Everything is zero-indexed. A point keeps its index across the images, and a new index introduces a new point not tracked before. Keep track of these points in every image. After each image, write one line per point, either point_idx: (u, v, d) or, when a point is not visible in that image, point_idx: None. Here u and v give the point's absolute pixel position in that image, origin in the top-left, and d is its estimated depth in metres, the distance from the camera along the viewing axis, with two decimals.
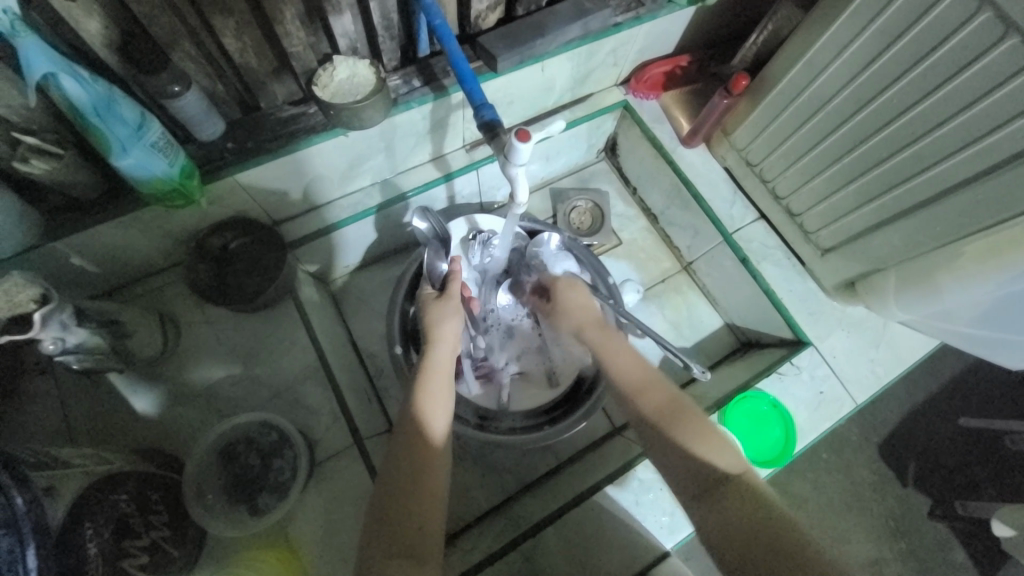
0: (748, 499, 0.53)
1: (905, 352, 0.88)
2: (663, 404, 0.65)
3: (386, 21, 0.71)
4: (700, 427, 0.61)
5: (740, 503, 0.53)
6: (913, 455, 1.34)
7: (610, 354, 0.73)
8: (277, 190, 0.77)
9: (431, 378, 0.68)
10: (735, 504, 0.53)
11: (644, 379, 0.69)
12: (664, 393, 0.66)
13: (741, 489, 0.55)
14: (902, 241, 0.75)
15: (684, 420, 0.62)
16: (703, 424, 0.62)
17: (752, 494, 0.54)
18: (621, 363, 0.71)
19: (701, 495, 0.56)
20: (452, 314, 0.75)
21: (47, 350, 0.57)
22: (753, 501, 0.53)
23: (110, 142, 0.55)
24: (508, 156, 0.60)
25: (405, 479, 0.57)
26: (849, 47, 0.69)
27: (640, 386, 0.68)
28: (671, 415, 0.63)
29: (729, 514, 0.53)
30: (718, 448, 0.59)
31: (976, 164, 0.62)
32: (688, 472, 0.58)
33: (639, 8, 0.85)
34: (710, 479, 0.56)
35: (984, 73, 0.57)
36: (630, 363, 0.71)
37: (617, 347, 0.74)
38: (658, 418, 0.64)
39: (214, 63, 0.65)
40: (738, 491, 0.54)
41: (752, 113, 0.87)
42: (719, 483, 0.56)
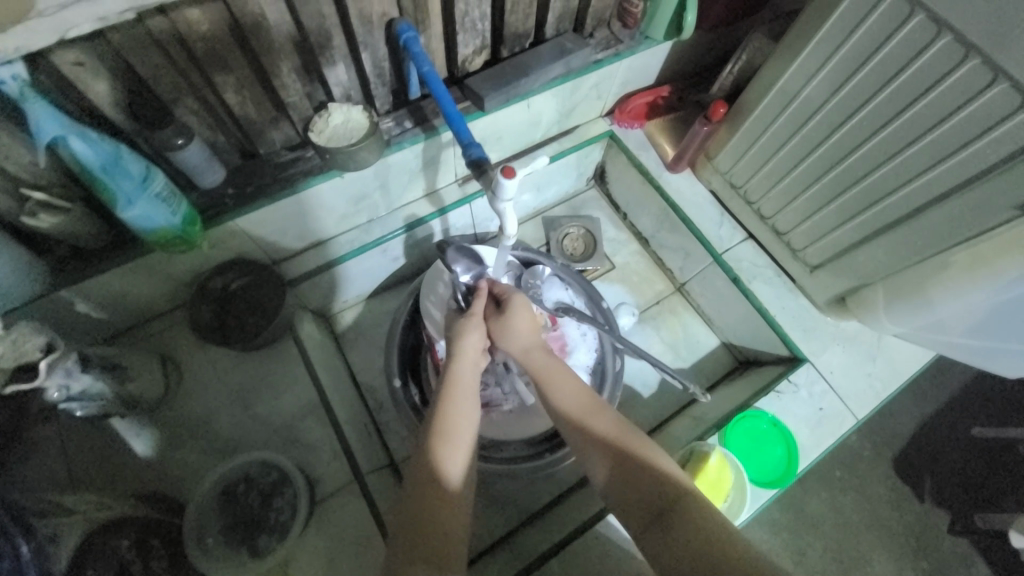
0: (698, 531, 0.50)
1: (900, 365, 0.88)
2: (611, 431, 0.62)
3: (377, 69, 0.75)
4: (648, 455, 0.58)
5: (687, 528, 0.50)
6: (926, 467, 1.32)
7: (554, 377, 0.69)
8: (278, 231, 0.80)
9: (455, 394, 0.64)
10: (686, 535, 0.50)
11: (591, 403, 0.65)
12: (609, 418, 0.63)
13: (694, 517, 0.51)
14: (886, 255, 0.77)
15: (632, 449, 0.59)
16: (651, 452, 0.59)
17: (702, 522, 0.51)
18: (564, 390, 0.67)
19: (652, 521, 0.54)
20: (472, 326, 0.72)
21: (51, 398, 0.58)
22: (708, 531, 0.50)
23: (116, 196, 0.58)
24: (494, 192, 0.62)
25: (422, 511, 0.54)
26: (819, 73, 0.72)
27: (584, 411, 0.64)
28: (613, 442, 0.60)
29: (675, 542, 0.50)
30: (664, 476, 0.56)
31: (949, 179, 0.64)
32: (639, 502, 0.56)
33: (617, 45, 0.91)
34: (663, 505, 0.54)
35: (949, 93, 0.59)
36: (575, 388, 0.67)
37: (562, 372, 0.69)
38: (604, 449, 0.60)
39: (216, 115, 0.68)
40: (690, 521, 0.51)
41: (731, 138, 0.90)
42: (669, 512, 0.53)
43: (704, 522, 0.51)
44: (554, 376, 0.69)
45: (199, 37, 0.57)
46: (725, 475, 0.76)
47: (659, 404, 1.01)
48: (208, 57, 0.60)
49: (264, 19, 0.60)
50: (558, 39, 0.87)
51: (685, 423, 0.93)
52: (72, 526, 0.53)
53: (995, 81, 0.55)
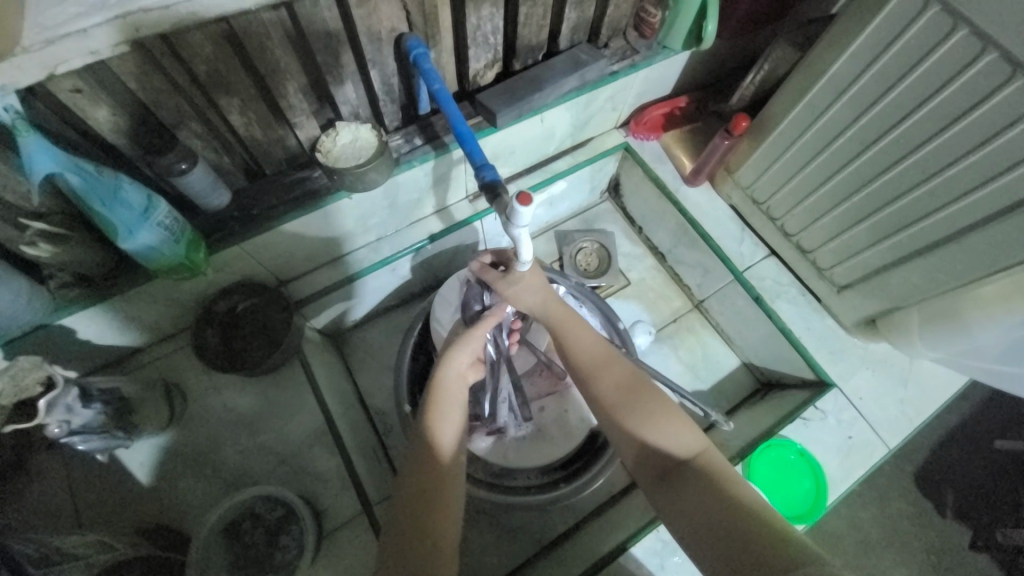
0: (706, 483, 0.54)
1: (935, 390, 0.84)
2: (623, 383, 0.65)
3: (387, 86, 0.72)
4: (658, 406, 0.62)
5: (698, 486, 0.54)
6: (954, 486, 1.26)
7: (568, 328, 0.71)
8: (284, 252, 0.77)
9: (441, 402, 0.63)
10: (697, 488, 0.54)
11: (602, 355, 0.69)
12: (621, 370, 0.67)
13: (703, 472, 0.55)
14: (922, 278, 0.72)
15: (643, 402, 0.63)
16: (663, 404, 0.62)
17: (711, 478, 0.54)
18: (578, 341, 0.70)
19: (662, 475, 0.58)
20: (465, 339, 0.70)
21: (52, 433, 0.57)
22: (714, 486, 0.53)
23: (116, 228, 0.56)
24: (509, 218, 0.59)
25: (417, 507, 0.54)
26: (852, 86, 0.68)
27: (600, 362, 0.68)
28: (632, 396, 0.64)
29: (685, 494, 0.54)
30: (676, 430, 0.60)
31: (993, 202, 0.60)
32: (649, 455, 0.59)
33: (634, 56, 0.88)
34: (669, 462, 0.58)
35: (995, 112, 0.55)
36: (587, 338, 0.70)
37: (573, 321, 0.71)
38: (616, 400, 0.64)
39: (220, 137, 0.65)
40: (698, 474, 0.55)
41: (754, 152, 0.86)
42: (679, 468, 0.57)
43: (713, 477, 0.55)
44: (568, 325, 0.71)
45: (202, 59, 0.55)
46: None
47: None
48: (211, 79, 0.57)
49: (269, 39, 0.57)
50: (572, 51, 0.84)
51: None
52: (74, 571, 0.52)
53: None
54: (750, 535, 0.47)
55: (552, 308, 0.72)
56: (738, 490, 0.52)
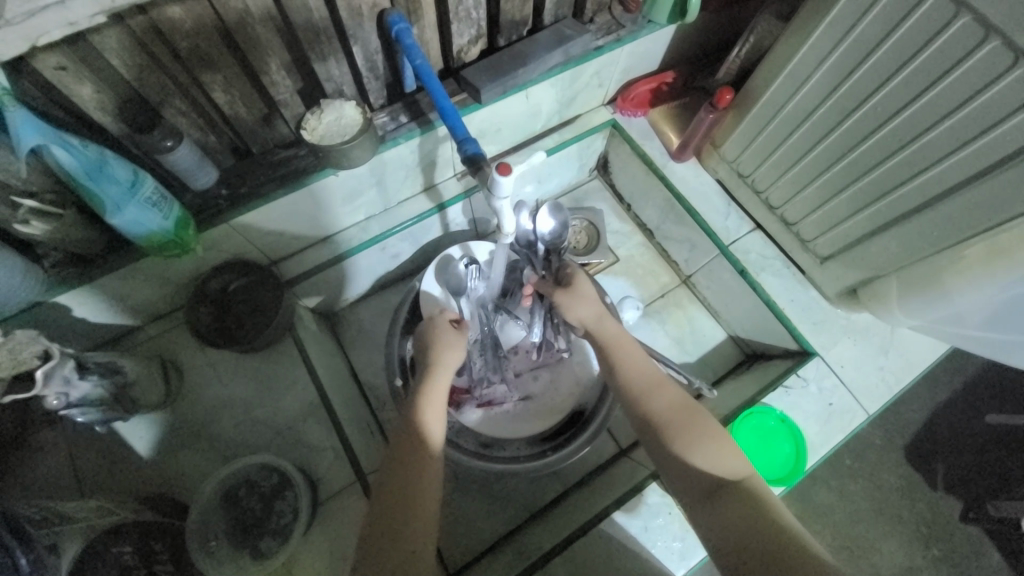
0: (747, 504, 0.56)
1: (915, 357, 0.86)
2: (679, 405, 0.67)
3: (370, 63, 0.72)
4: (707, 430, 0.64)
5: (741, 507, 0.55)
6: (941, 456, 1.29)
7: (622, 352, 0.73)
8: (273, 230, 0.78)
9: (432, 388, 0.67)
10: (736, 507, 0.56)
11: (655, 378, 0.70)
12: (676, 393, 0.68)
13: (744, 495, 0.57)
14: (900, 248, 0.74)
15: (695, 423, 0.64)
16: (712, 430, 0.63)
17: (753, 500, 0.56)
18: (632, 360, 0.72)
19: (703, 494, 0.58)
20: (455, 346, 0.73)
21: (52, 405, 0.59)
22: (753, 507, 0.55)
23: (104, 203, 0.57)
24: (490, 190, 0.61)
25: (410, 493, 0.57)
26: (830, 55, 0.68)
27: (654, 384, 0.69)
28: (681, 418, 0.65)
29: (726, 515, 0.55)
30: (722, 454, 0.61)
31: (967, 168, 0.61)
32: (690, 469, 0.61)
33: (619, 30, 0.88)
34: (715, 478, 0.59)
35: (969, 76, 0.56)
36: (642, 362, 0.72)
37: (626, 345, 0.74)
38: (668, 417, 0.65)
39: (205, 115, 0.66)
40: (742, 497, 0.56)
41: (738, 125, 0.87)
42: (722, 485, 0.58)
43: (752, 497, 0.56)
44: (623, 347, 0.74)
45: (183, 34, 0.55)
46: None
47: None
48: (193, 55, 0.58)
49: (249, 15, 0.57)
50: (556, 25, 0.84)
51: None
52: (75, 533, 0.54)
53: (1017, 63, 0.51)
54: (788, 554, 0.49)
55: (606, 329, 0.77)
56: (776, 513, 0.54)
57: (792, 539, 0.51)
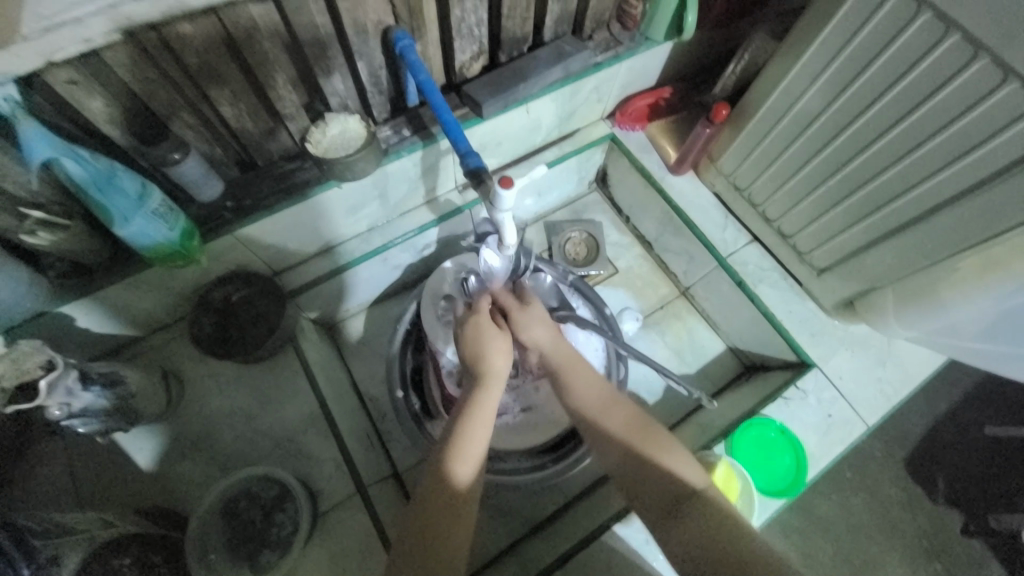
0: (709, 516, 0.56)
1: (914, 369, 0.86)
2: (630, 422, 0.66)
3: (374, 78, 0.74)
4: (661, 444, 0.63)
5: (703, 518, 0.56)
6: (941, 469, 1.29)
7: (574, 372, 0.72)
8: (276, 241, 0.79)
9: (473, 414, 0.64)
10: (697, 522, 0.56)
11: (606, 398, 0.69)
12: (625, 409, 0.68)
13: (706, 505, 0.57)
14: (896, 259, 0.75)
15: (653, 442, 0.63)
16: (667, 442, 0.63)
17: (715, 510, 0.56)
18: (581, 383, 0.70)
19: (667, 512, 0.58)
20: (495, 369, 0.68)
21: (54, 415, 0.59)
22: (715, 519, 0.55)
23: (112, 214, 0.58)
24: (493, 203, 0.62)
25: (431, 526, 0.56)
26: (824, 72, 0.70)
27: (604, 405, 0.68)
28: (635, 437, 0.64)
29: (691, 532, 0.55)
30: (678, 467, 0.61)
31: (958, 182, 0.63)
32: (651, 489, 0.60)
33: (617, 47, 0.90)
34: (676, 493, 0.59)
35: (959, 93, 0.57)
36: (590, 382, 0.71)
37: (575, 364, 0.73)
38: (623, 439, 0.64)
39: (212, 129, 0.67)
40: (703, 508, 0.57)
41: (735, 139, 0.89)
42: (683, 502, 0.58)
43: (712, 508, 0.57)
44: (573, 368, 0.72)
45: (193, 51, 0.57)
46: (732, 486, 0.75)
47: (664, 412, 1.01)
48: (202, 71, 0.59)
49: (257, 32, 0.59)
50: (556, 42, 0.86)
51: (691, 430, 0.92)
52: (76, 545, 0.54)
53: (1005, 81, 0.53)
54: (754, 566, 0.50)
55: (558, 349, 0.74)
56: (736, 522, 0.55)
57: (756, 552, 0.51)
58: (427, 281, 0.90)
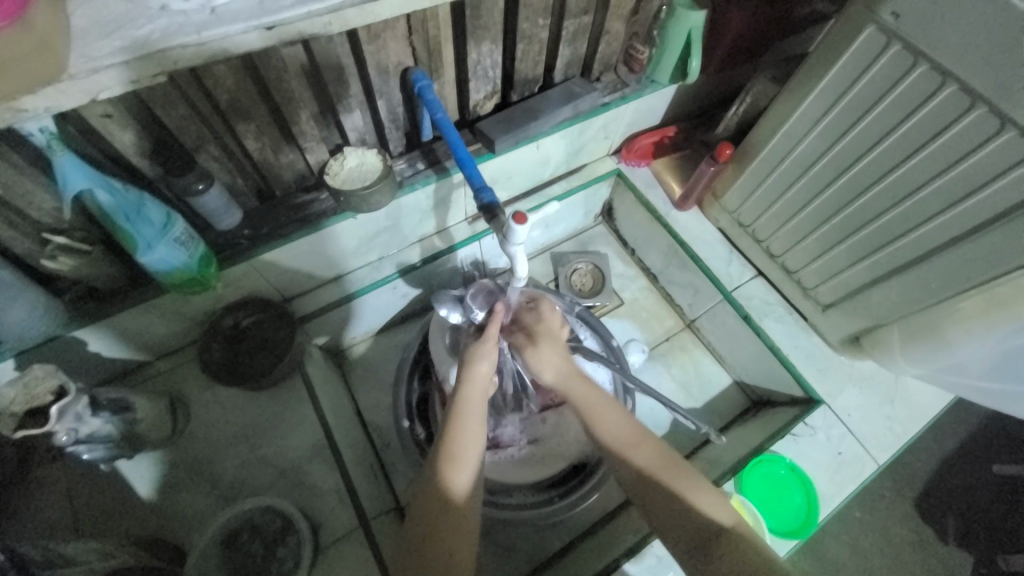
0: (743, 555, 0.55)
1: (922, 407, 0.86)
2: (656, 457, 0.65)
3: (392, 115, 0.77)
4: (686, 479, 0.63)
5: (736, 558, 0.55)
6: (950, 509, 1.26)
7: (595, 406, 0.70)
8: (289, 269, 0.80)
9: (464, 419, 0.65)
10: (732, 560, 0.55)
11: (631, 433, 0.67)
12: (646, 442, 0.67)
13: (737, 543, 0.57)
14: (900, 297, 0.76)
15: (680, 478, 0.63)
16: (695, 479, 0.63)
17: (749, 548, 0.56)
18: (604, 417, 0.69)
19: (698, 546, 0.58)
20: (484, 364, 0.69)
21: (61, 442, 0.58)
22: (749, 557, 0.55)
23: (136, 242, 0.59)
24: (506, 236, 0.63)
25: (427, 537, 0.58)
26: (824, 117, 0.73)
27: (629, 440, 0.67)
28: (661, 472, 0.63)
29: (727, 570, 0.54)
30: (706, 502, 0.61)
31: (958, 225, 0.65)
32: (682, 524, 0.60)
33: (624, 89, 0.94)
34: (706, 532, 0.58)
35: (957, 140, 0.60)
36: (614, 415, 0.69)
37: (598, 398, 0.71)
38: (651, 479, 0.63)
39: (236, 160, 0.69)
40: (735, 547, 0.56)
41: (738, 178, 0.91)
42: (716, 542, 0.57)
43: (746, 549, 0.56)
44: (593, 404, 0.70)
45: (225, 89, 0.59)
46: None
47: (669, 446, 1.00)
48: (231, 107, 0.61)
49: (286, 72, 0.62)
50: (567, 84, 0.90)
51: (699, 465, 0.90)
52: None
53: (1002, 130, 0.55)
54: None
55: (575, 383, 0.72)
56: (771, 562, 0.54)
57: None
58: (436, 310, 0.90)
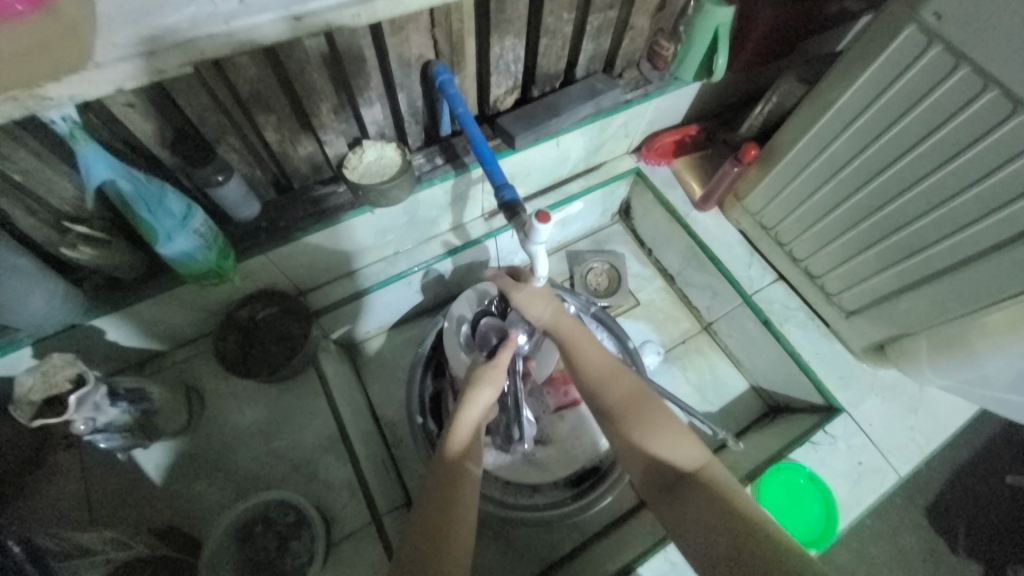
0: (708, 495, 0.56)
1: (947, 419, 0.84)
2: (630, 394, 0.67)
3: (412, 109, 0.76)
4: (662, 419, 0.63)
5: (699, 498, 0.56)
6: (967, 520, 1.23)
7: (577, 343, 0.72)
8: (307, 262, 0.80)
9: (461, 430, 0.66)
10: (697, 500, 0.56)
11: (610, 368, 0.70)
12: (629, 383, 0.68)
13: (704, 484, 0.57)
14: (929, 306, 0.73)
15: (654, 415, 0.64)
16: (668, 418, 0.63)
17: (713, 488, 0.56)
18: (585, 355, 0.71)
19: (667, 489, 0.59)
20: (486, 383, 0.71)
21: (78, 430, 0.59)
22: (711, 497, 0.55)
23: (157, 233, 0.59)
24: (527, 235, 0.62)
25: (437, 525, 0.56)
26: (857, 119, 0.70)
27: (607, 375, 0.69)
28: (635, 409, 0.65)
29: (690, 508, 0.56)
30: (681, 441, 0.61)
31: (995, 235, 0.62)
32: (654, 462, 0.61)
33: (646, 86, 0.92)
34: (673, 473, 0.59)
35: (999, 146, 0.57)
36: (596, 352, 0.71)
37: (581, 336, 0.73)
38: (624, 414, 0.65)
39: (255, 152, 0.69)
40: (700, 488, 0.56)
41: (762, 180, 0.89)
42: (683, 480, 0.58)
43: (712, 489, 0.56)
44: (576, 340, 0.73)
45: (246, 80, 0.58)
46: None
47: None
48: (252, 98, 0.61)
49: (308, 64, 0.61)
50: (588, 79, 0.88)
51: None
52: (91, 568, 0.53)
53: None
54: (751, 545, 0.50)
55: (559, 323, 0.75)
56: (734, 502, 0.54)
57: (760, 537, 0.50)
58: (451, 306, 0.90)
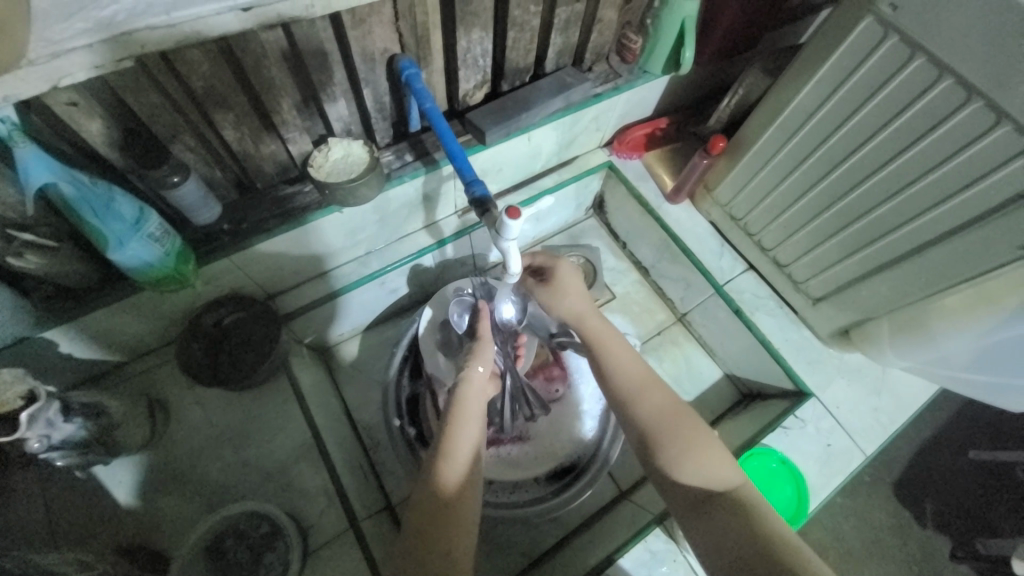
0: (736, 515, 0.54)
1: (908, 399, 0.87)
2: (666, 407, 0.65)
3: (378, 104, 0.74)
4: (696, 434, 0.63)
5: (727, 515, 0.54)
6: (929, 493, 1.29)
7: (610, 348, 0.72)
8: (274, 264, 0.77)
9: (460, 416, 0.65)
10: (726, 518, 0.54)
11: (643, 380, 0.69)
12: (664, 396, 0.67)
13: (734, 503, 0.56)
14: (890, 291, 0.76)
15: (691, 430, 0.63)
16: (704, 438, 0.62)
17: (742, 506, 0.55)
18: (618, 361, 0.71)
19: (693, 505, 0.57)
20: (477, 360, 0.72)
21: (32, 449, 0.56)
22: (739, 517, 0.54)
23: (107, 239, 0.56)
24: (499, 231, 0.61)
25: (427, 527, 0.55)
26: (819, 110, 0.72)
27: (640, 385, 0.68)
28: (669, 423, 0.64)
29: (717, 527, 0.54)
30: (714, 462, 0.60)
31: (951, 220, 0.65)
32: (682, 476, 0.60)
33: (616, 79, 0.92)
34: (700, 493, 0.58)
35: (953, 133, 0.59)
36: (630, 360, 0.71)
37: (614, 343, 0.73)
38: (656, 425, 0.64)
39: (213, 151, 0.66)
40: (727, 506, 0.55)
41: (731, 172, 0.91)
42: (711, 497, 0.57)
43: (743, 506, 0.55)
44: (609, 346, 0.72)
45: (200, 76, 0.56)
46: None
47: None
48: (207, 95, 0.58)
49: (266, 58, 0.59)
50: (558, 73, 0.88)
51: None
52: None
53: (998, 124, 0.55)
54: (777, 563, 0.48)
55: (589, 325, 0.75)
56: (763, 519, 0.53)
57: (787, 551, 0.49)
58: (427, 305, 0.89)
